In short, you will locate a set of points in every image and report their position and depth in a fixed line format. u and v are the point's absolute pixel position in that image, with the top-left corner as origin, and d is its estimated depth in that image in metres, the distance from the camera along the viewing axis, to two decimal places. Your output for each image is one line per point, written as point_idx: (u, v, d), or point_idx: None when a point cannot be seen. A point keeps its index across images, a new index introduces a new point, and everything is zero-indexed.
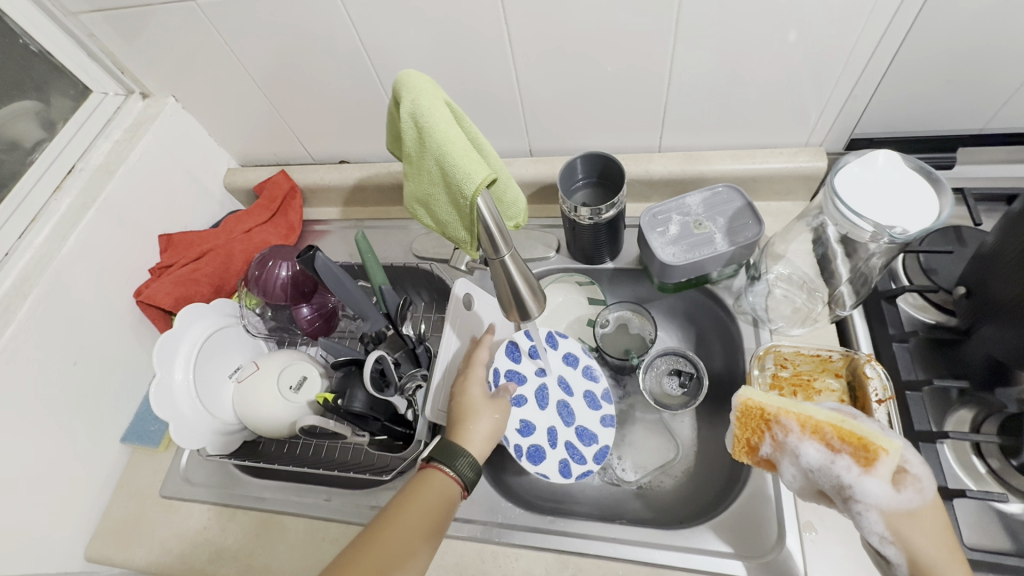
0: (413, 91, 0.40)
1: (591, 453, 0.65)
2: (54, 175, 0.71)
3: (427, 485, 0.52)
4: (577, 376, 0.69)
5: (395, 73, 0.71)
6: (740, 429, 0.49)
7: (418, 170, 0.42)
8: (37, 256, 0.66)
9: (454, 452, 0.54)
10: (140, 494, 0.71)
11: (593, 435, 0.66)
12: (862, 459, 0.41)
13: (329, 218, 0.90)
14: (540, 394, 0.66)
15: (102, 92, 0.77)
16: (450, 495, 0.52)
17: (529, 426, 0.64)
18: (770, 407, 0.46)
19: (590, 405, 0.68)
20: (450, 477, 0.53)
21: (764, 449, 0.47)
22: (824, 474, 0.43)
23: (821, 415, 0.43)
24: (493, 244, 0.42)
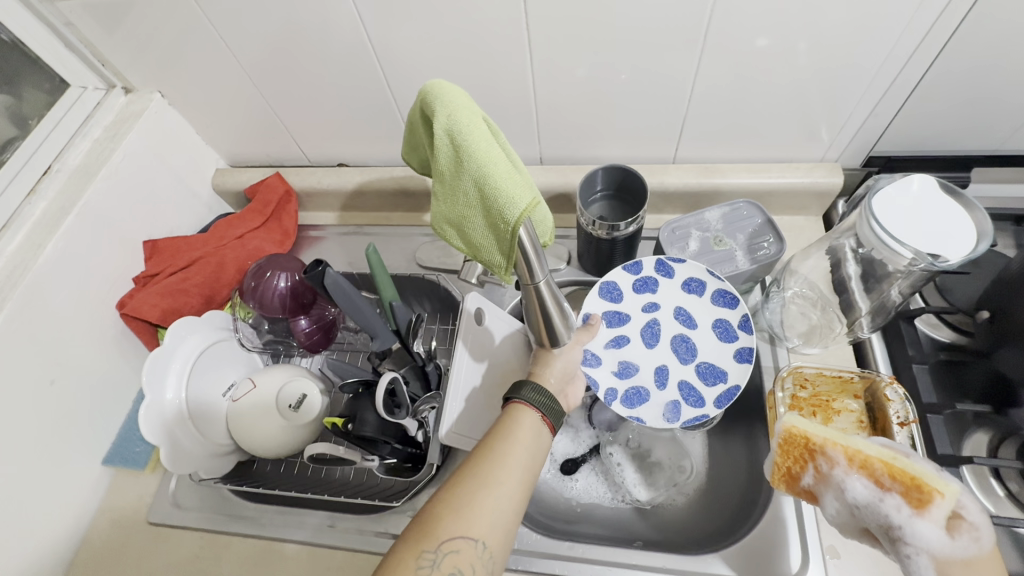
0: (449, 105, 0.37)
1: (712, 395, 0.61)
2: (28, 176, 0.65)
3: (511, 437, 0.47)
4: (703, 305, 0.64)
5: (403, 75, 0.67)
6: (781, 456, 0.50)
7: (451, 192, 0.39)
8: (10, 266, 0.61)
9: (520, 381, 0.51)
10: (124, 520, 0.66)
11: (719, 373, 0.61)
12: (914, 500, 0.40)
13: (326, 224, 0.86)
14: (647, 333, 0.65)
15: (81, 86, 0.71)
16: (531, 428, 0.48)
17: (629, 368, 0.64)
18: (815, 438, 0.47)
19: (721, 338, 0.63)
20: (530, 412, 0.49)
21: (806, 480, 0.48)
22: (871, 512, 0.43)
23: (871, 450, 0.44)
24: (530, 268, 0.39)
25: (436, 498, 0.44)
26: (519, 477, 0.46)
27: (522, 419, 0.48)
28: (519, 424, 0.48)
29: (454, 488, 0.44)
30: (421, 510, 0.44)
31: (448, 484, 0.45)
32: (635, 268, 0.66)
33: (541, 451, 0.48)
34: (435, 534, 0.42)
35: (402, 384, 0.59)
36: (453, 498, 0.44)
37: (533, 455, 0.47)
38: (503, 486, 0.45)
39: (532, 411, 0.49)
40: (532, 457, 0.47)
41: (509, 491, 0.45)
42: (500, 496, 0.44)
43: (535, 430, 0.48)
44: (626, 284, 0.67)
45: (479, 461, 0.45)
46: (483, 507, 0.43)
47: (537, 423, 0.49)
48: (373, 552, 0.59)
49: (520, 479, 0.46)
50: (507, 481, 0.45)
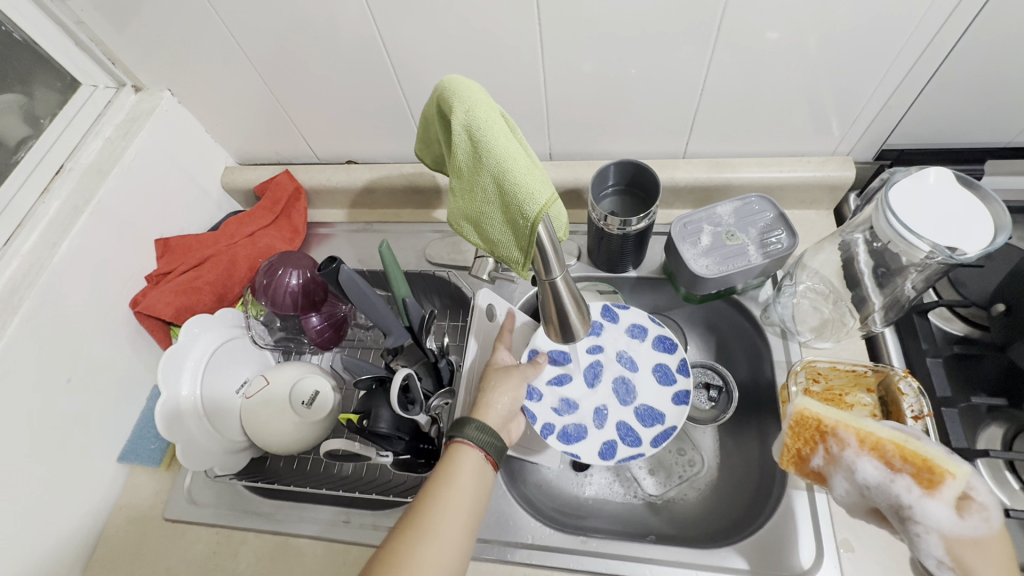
0: (467, 101, 0.37)
1: (648, 435, 0.65)
2: (41, 175, 0.65)
3: (452, 482, 0.51)
4: (645, 349, 0.70)
5: (413, 71, 0.67)
6: (791, 438, 0.50)
7: (468, 188, 0.39)
8: (25, 266, 0.61)
9: (462, 421, 0.55)
10: (141, 517, 0.67)
11: (655, 416, 0.66)
12: (925, 481, 0.41)
13: (336, 221, 0.86)
14: (590, 372, 0.70)
15: (91, 84, 0.71)
16: (473, 469, 0.52)
17: (570, 405, 0.67)
18: (827, 420, 0.47)
19: (661, 381, 0.68)
20: (473, 452, 0.53)
21: (816, 461, 0.48)
22: (881, 492, 0.43)
23: (883, 433, 0.44)
24: (547, 265, 0.39)
25: (381, 554, 0.46)
26: (461, 523, 0.49)
27: (463, 462, 0.52)
28: (460, 468, 0.52)
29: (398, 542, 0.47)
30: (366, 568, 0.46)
31: (392, 540, 0.47)
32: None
33: (483, 493, 0.52)
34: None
35: (417, 381, 0.59)
36: (399, 553, 0.46)
37: (474, 498, 0.51)
38: (445, 535, 0.48)
39: (473, 450, 0.53)
40: (474, 498, 0.51)
41: (453, 537, 0.48)
42: (444, 543, 0.47)
43: (479, 469, 0.52)
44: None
45: (422, 513, 0.49)
46: (427, 558, 0.46)
47: (478, 463, 0.53)
48: None
49: (463, 523, 0.49)
50: (450, 528, 0.48)
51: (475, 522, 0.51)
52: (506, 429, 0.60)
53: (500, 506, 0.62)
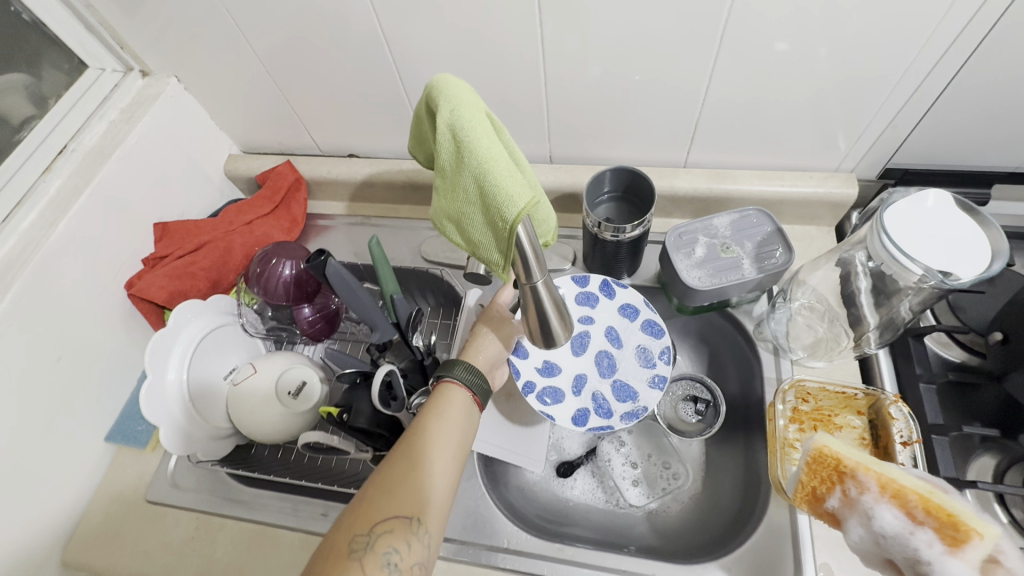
0: (453, 100, 0.37)
1: (620, 411, 0.66)
2: (44, 154, 0.66)
3: (442, 417, 0.53)
4: (632, 330, 0.71)
5: (416, 67, 0.67)
6: (808, 475, 0.47)
7: (450, 187, 0.39)
8: (22, 244, 0.61)
9: (451, 360, 0.57)
10: (123, 497, 0.67)
11: (632, 393, 0.67)
12: (948, 538, 0.36)
13: (335, 213, 0.86)
14: (576, 342, 0.71)
15: (99, 68, 0.72)
16: (460, 407, 0.54)
17: (552, 368, 0.70)
18: (848, 461, 0.44)
19: (641, 362, 0.69)
20: (462, 391, 0.55)
21: (832, 502, 0.44)
22: (898, 545, 0.39)
23: (908, 482, 0.40)
24: (527, 269, 0.39)
25: (370, 481, 0.48)
26: (451, 456, 0.51)
27: (451, 400, 0.54)
28: (448, 405, 0.53)
29: (387, 471, 0.48)
30: (354, 496, 0.47)
31: (380, 470, 0.48)
32: (581, 281, 0.73)
33: (470, 431, 0.54)
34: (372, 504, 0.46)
35: (399, 376, 0.59)
36: (388, 483, 0.47)
37: (462, 433, 0.52)
38: (434, 463, 0.49)
39: (462, 388, 0.55)
40: (462, 434, 0.52)
41: (441, 468, 0.49)
42: (431, 473, 0.49)
43: (465, 408, 0.54)
44: (570, 294, 0.72)
45: (411, 445, 0.50)
46: (416, 486, 0.47)
47: (465, 402, 0.55)
48: None
49: (451, 456, 0.51)
50: (441, 459, 0.50)
51: (462, 456, 0.52)
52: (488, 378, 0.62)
53: (476, 506, 0.62)
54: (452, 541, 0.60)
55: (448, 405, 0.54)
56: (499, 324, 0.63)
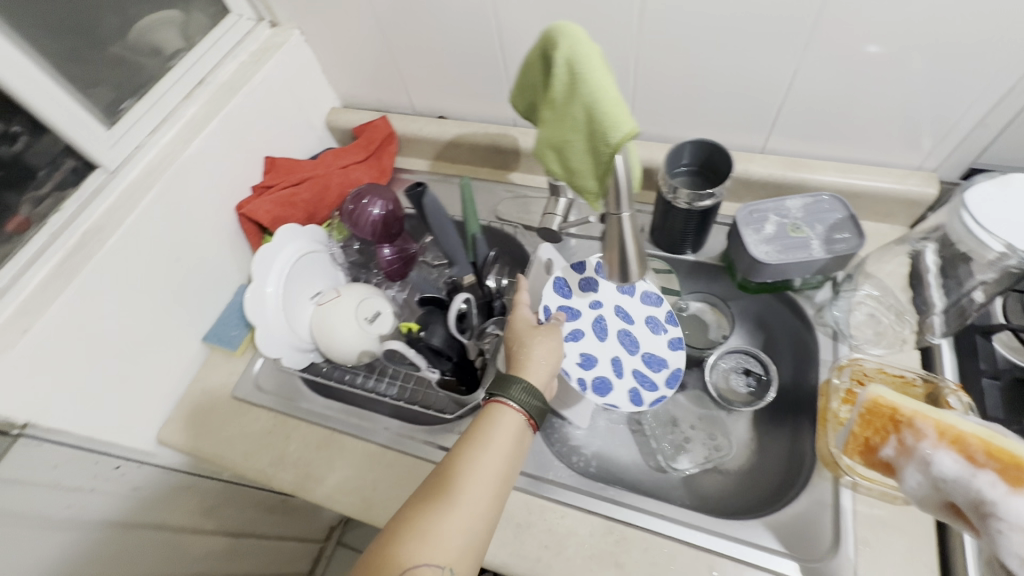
0: (572, 36, 0.41)
1: (660, 379, 0.71)
2: (186, 82, 0.74)
3: (486, 447, 0.51)
4: (635, 303, 0.74)
5: (517, 35, 0.72)
6: (860, 427, 0.52)
7: (559, 118, 0.43)
8: (162, 154, 0.69)
9: (506, 381, 0.56)
10: (213, 392, 0.75)
11: (660, 360, 0.72)
12: (1011, 478, 0.38)
13: (418, 169, 0.93)
14: (597, 328, 0.72)
15: (237, 15, 0.81)
16: (509, 436, 0.53)
17: (591, 359, 0.70)
18: (904, 410, 0.48)
19: (653, 330, 0.73)
20: (513, 415, 0.54)
21: (888, 452, 0.48)
22: (957, 487, 0.42)
23: (966, 427, 0.43)
24: (619, 200, 0.43)
25: (406, 518, 0.48)
26: (489, 493, 0.50)
27: (497, 429, 0.53)
28: (495, 434, 0.52)
29: (426, 508, 0.48)
30: (389, 531, 0.47)
31: (417, 505, 0.48)
32: (579, 267, 0.73)
33: (515, 462, 0.53)
34: (404, 541, 0.46)
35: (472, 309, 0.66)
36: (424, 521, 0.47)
37: (505, 467, 0.51)
38: (471, 501, 0.48)
39: (514, 413, 0.54)
40: (504, 467, 0.51)
41: (478, 506, 0.49)
42: (467, 513, 0.48)
43: (514, 438, 0.53)
44: (575, 282, 0.72)
45: (452, 480, 0.49)
46: (452, 526, 0.47)
47: (515, 431, 0.53)
48: (418, 457, 0.65)
49: (491, 494, 0.50)
50: (479, 497, 0.49)
51: (503, 491, 0.51)
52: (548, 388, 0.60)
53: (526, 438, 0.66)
54: None
55: (494, 436, 0.52)
56: (538, 333, 0.62)
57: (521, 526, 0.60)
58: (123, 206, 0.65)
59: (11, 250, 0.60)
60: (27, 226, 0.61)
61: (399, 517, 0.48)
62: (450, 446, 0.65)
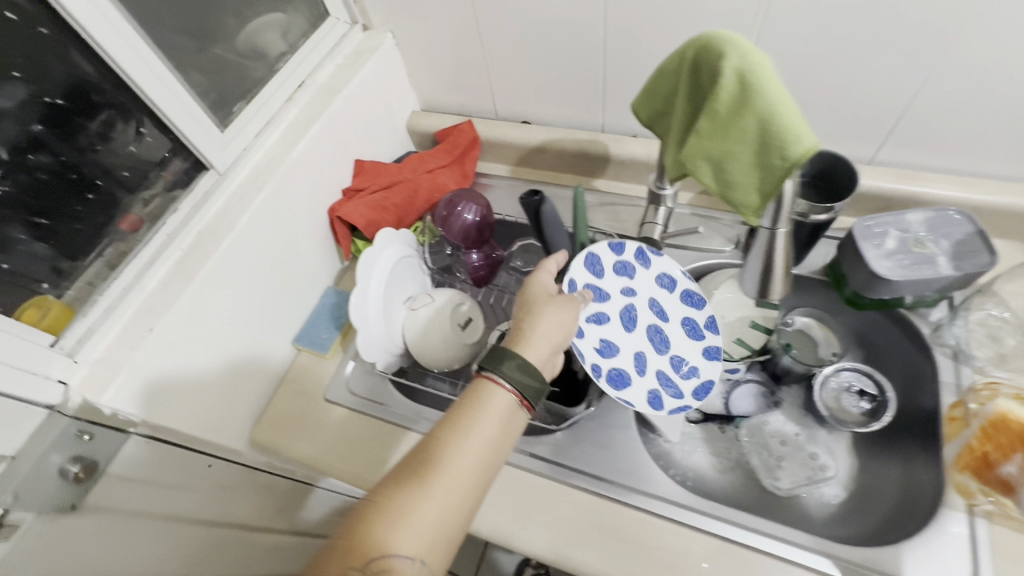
0: (743, 46, 0.40)
1: (688, 389, 0.68)
2: (288, 85, 0.74)
3: (469, 430, 0.47)
4: (673, 300, 0.71)
5: (623, 42, 0.71)
6: (978, 441, 0.56)
7: (721, 131, 0.41)
8: (268, 157, 0.70)
9: (499, 354, 0.50)
10: (305, 394, 0.75)
11: (691, 367, 0.69)
12: None
13: (499, 175, 0.92)
14: (625, 316, 0.70)
15: (335, 18, 0.81)
16: (495, 419, 0.48)
17: (610, 347, 0.67)
18: None
19: (691, 335, 0.70)
20: (500, 393, 0.49)
21: (1010, 467, 0.53)
22: None
23: None
24: (773, 217, 0.43)
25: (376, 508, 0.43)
26: (467, 480, 0.45)
27: (486, 410, 0.48)
28: (480, 416, 0.48)
29: (399, 497, 0.43)
30: (350, 521, 0.43)
31: (388, 491, 0.44)
32: (618, 249, 0.70)
33: (500, 447, 0.48)
34: (364, 533, 0.41)
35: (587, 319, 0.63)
36: (393, 511, 0.43)
37: (488, 455, 0.47)
38: (443, 489, 0.44)
39: (503, 392, 0.49)
40: (485, 452, 0.47)
41: (450, 495, 0.44)
42: (434, 501, 0.43)
43: (500, 421, 0.48)
44: (609, 263, 0.69)
45: (429, 466, 0.45)
46: (420, 518, 0.42)
47: (497, 410, 0.49)
48: (519, 469, 0.65)
49: (469, 483, 0.45)
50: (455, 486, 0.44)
51: (485, 479, 0.47)
52: (551, 366, 0.55)
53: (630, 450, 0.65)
54: (607, 481, 0.63)
55: (479, 418, 0.48)
56: (546, 302, 0.57)
57: (631, 542, 0.59)
58: (234, 209, 0.66)
59: (129, 250, 0.61)
60: (140, 225, 0.63)
61: (361, 506, 0.44)
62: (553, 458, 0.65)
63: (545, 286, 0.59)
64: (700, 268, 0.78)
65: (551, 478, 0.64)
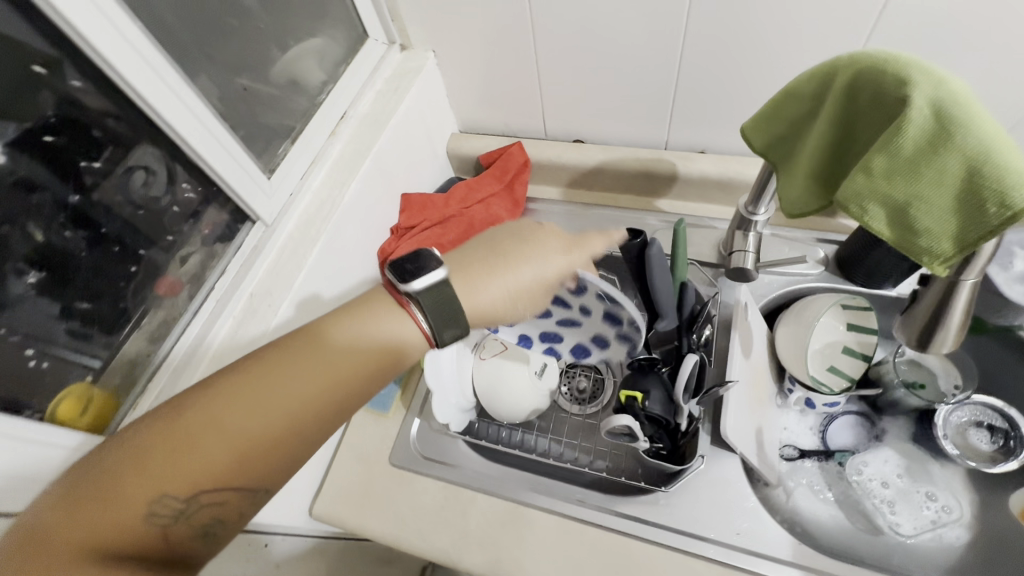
0: (940, 75, 0.34)
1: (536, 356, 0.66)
2: (330, 119, 0.68)
3: (342, 342, 0.43)
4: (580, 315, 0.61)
5: (702, 55, 0.64)
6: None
7: (909, 169, 0.35)
8: (316, 201, 0.63)
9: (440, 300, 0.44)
10: (366, 458, 0.68)
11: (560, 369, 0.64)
12: None
13: (550, 198, 0.85)
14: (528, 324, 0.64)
15: (372, 39, 0.74)
16: (387, 356, 0.44)
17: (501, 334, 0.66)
18: None
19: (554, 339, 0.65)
20: (398, 331, 0.44)
21: None
22: None
23: None
24: (967, 266, 0.37)
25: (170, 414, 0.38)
26: (296, 399, 0.40)
27: (351, 331, 0.44)
28: (361, 330, 0.44)
29: (239, 411, 0.39)
30: (164, 425, 0.38)
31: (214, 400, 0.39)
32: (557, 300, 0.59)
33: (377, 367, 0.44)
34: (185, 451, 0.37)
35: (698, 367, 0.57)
36: (178, 427, 0.38)
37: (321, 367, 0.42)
38: (267, 406, 0.39)
39: (404, 330, 0.44)
40: (342, 368, 0.42)
41: (266, 412, 0.39)
42: (196, 419, 0.38)
43: (376, 337, 0.44)
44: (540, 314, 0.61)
45: (250, 376, 0.40)
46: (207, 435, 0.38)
47: (382, 347, 0.44)
48: (626, 534, 0.58)
49: (283, 400, 0.40)
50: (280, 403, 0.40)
51: (330, 411, 0.42)
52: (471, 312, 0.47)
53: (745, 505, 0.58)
54: (723, 545, 0.56)
55: (358, 333, 0.44)
56: (521, 243, 0.50)
57: None
58: (287, 265, 0.59)
59: (174, 317, 0.55)
60: (180, 287, 0.57)
61: (190, 402, 0.39)
62: (660, 521, 0.58)
63: (555, 241, 0.52)
64: (790, 293, 0.72)
65: (666, 545, 0.57)
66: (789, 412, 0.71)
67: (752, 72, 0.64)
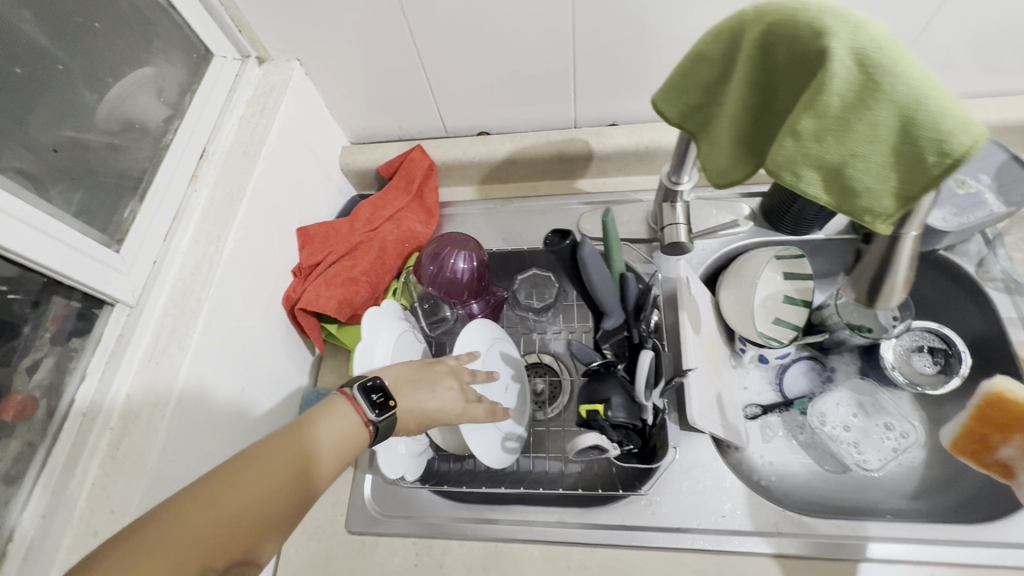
0: (851, 19, 0.31)
1: None
2: (186, 160, 0.57)
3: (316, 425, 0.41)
4: None
5: (593, 25, 0.59)
6: (973, 421, 0.49)
7: (839, 127, 0.32)
8: (191, 263, 0.53)
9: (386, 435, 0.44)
10: (319, 531, 0.60)
11: None
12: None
13: (465, 199, 0.79)
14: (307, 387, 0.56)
15: (221, 56, 0.63)
16: (352, 447, 0.42)
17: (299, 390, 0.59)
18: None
19: None
20: (353, 413, 0.43)
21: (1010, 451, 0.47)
22: None
23: None
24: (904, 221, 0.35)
25: (138, 532, 0.33)
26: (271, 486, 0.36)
27: (326, 419, 0.41)
28: (337, 412, 0.42)
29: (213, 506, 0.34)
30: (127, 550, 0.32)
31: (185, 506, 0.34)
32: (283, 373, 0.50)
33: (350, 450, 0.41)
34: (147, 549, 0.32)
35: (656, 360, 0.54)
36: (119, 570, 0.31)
37: (308, 445, 0.39)
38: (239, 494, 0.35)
39: (357, 414, 0.43)
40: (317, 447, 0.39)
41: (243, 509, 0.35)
42: (179, 529, 0.33)
43: (348, 418, 0.42)
44: None
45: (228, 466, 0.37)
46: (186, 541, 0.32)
47: (352, 434, 0.42)
48: (615, 545, 0.55)
49: (270, 486, 0.36)
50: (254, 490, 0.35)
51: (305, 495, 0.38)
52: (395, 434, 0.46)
53: (725, 485, 0.57)
54: (710, 532, 0.55)
55: (333, 417, 0.42)
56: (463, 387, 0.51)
57: None
58: (168, 347, 0.49)
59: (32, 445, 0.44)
60: (34, 406, 0.45)
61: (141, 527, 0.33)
62: (645, 522, 0.56)
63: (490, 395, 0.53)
64: (726, 254, 0.70)
65: (657, 547, 0.54)
66: (747, 370, 0.70)
67: (647, 35, 0.60)
